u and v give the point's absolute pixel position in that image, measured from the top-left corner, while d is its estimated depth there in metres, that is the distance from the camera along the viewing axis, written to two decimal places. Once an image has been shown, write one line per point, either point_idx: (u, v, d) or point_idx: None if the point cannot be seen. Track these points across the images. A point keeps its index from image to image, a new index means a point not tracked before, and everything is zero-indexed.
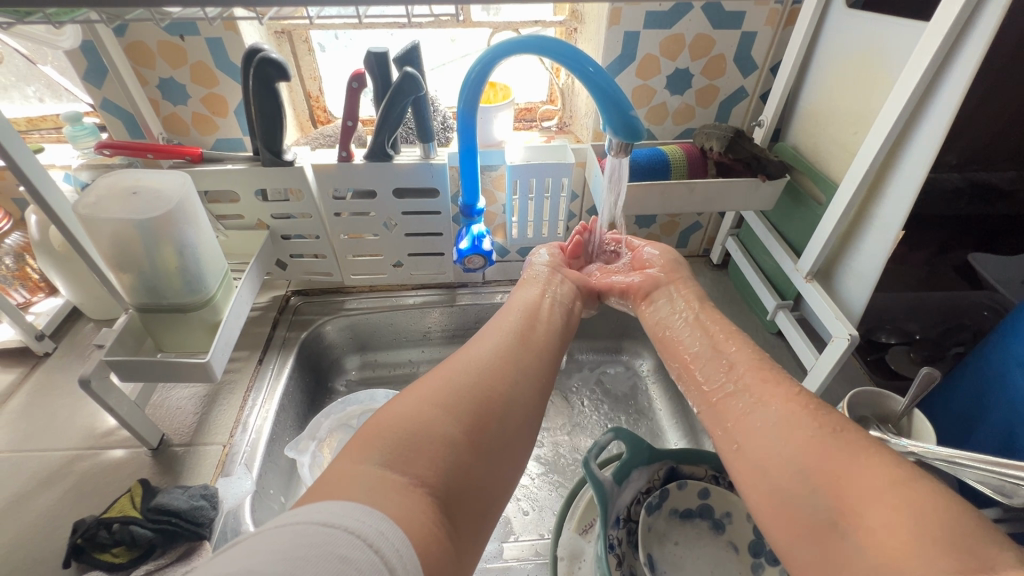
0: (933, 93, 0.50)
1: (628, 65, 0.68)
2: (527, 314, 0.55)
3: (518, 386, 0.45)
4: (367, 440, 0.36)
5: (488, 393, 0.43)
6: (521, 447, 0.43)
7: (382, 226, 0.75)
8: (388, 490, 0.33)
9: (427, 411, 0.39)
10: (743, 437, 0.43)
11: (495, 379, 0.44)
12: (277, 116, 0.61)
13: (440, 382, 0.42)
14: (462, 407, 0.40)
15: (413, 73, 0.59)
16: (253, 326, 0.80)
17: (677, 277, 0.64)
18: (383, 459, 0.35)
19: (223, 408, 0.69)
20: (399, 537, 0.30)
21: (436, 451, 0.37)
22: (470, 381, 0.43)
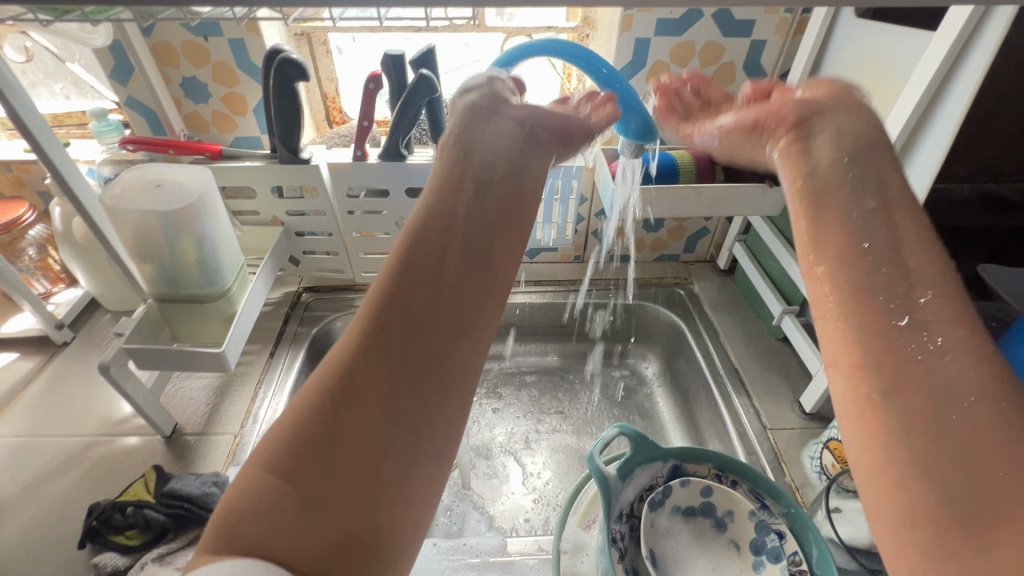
0: (944, 94, 0.51)
1: (639, 70, 0.69)
2: (417, 238, 0.37)
3: (387, 377, 0.32)
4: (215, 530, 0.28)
5: (349, 429, 0.31)
6: (413, 446, 0.32)
7: (394, 224, 0.76)
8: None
9: (273, 476, 0.29)
10: None
11: (359, 390, 0.32)
12: (295, 115, 0.63)
13: (290, 426, 0.31)
14: (316, 464, 0.30)
15: (428, 75, 0.60)
16: (265, 320, 0.81)
17: (850, 99, 0.39)
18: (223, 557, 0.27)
19: (234, 399, 0.70)
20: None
21: (287, 528, 0.28)
22: (327, 417, 0.31)
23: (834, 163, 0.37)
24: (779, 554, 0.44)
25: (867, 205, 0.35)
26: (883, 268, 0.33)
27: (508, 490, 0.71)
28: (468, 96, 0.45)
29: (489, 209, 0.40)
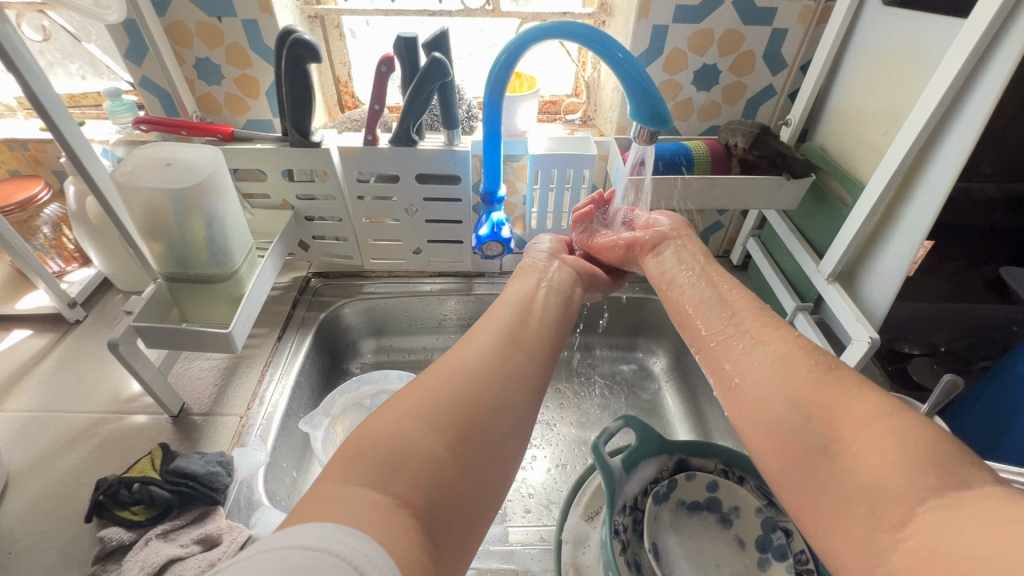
0: (969, 88, 0.48)
1: (655, 58, 0.68)
2: (518, 310, 0.53)
3: (504, 392, 0.43)
4: (351, 459, 0.35)
5: (469, 404, 0.41)
6: (510, 451, 0.41)
7: (403, 211, 0.76)
8: (368, 516, 0.31)
9: (406, 425, 0.37)
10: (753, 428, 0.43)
11: (476, 378, 0.43)
12: (307, 98, 0.63)
13: (420, 392, 0.41)
14: (444, 422, 0.39)
15: (440, 58, 0.59)
16: (274, 304, 0.82)
17: (684, 232, 0.64)
18: (366, 479, 0.34)
19: (241, 381, 0.71)
20: (374, 548, 0.29)
21: (414, 465, 0.35)
22: (454, 390, 0.41)
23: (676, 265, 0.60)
24: (786, 551, 0.43)
25: (693, 279, 0.58)
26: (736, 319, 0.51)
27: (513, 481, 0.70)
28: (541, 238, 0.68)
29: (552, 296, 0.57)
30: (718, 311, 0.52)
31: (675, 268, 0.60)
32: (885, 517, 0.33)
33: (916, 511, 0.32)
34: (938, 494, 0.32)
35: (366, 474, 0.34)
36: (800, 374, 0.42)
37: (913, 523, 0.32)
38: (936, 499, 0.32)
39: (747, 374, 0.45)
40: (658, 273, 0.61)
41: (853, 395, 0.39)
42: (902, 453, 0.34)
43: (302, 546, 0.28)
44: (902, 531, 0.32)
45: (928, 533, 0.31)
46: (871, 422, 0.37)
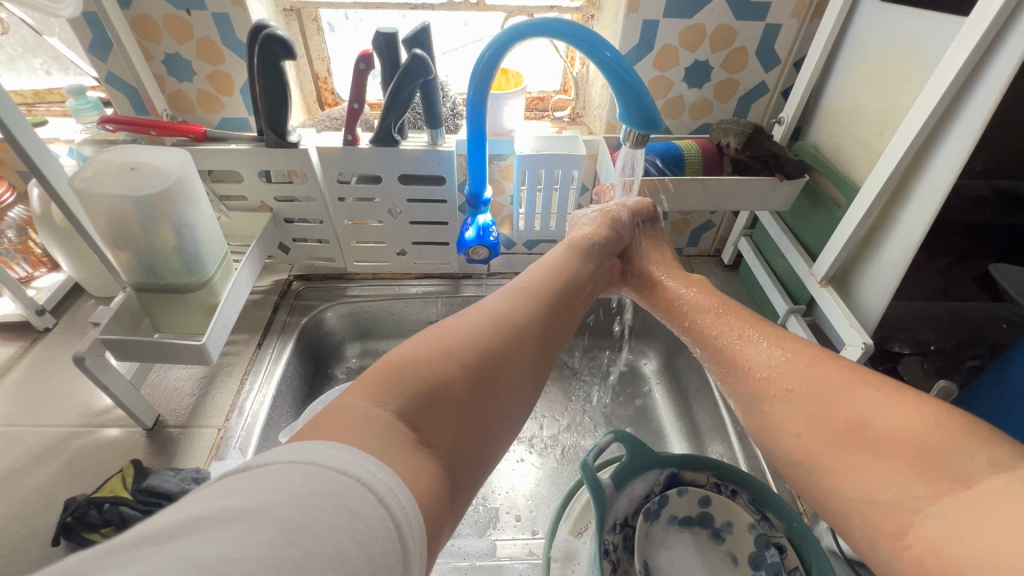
0: (970, 89, 0.47)
1: (645, 54, 0.66)
2: (552, 275, 0.50)
3: (529, 353, 0.41)
4: (385, 382, 0.33)
5: (500, 357, 0.38)
6: (519, 417, 0.39)
7: (386, 212, 0.73)
8: (396, 446, 0.29)
9: (442, 362, 0.35)
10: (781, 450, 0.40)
11: (511, 331, 0.41)
12: (283, 96, 0.60)
13: (456, 332, 0.38)
14: (475, 366, 0.36)
15: (422, 54, 0.56)
16: (254, 309, 0.79)
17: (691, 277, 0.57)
18: (398, 408, 0.31)
19: (220, 391, 0.68)
20: (398, 479, 0.27)
21: (444, 409, 0.33)
22: (491, 337, 0.39)
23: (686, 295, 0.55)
24: (779, 570, 0.42)
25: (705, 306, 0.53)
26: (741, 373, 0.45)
27: (502, 487, 0.69)
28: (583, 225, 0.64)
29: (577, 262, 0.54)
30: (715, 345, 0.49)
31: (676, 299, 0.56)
32: (886, 524, 0.33)
33: (916, 519, 0.32)
34: (934, 501, 0.32)
35: (399, 402, 0.32)
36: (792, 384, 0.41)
37: (912, 531, 0.32)
38: (933, 505, 0.31)
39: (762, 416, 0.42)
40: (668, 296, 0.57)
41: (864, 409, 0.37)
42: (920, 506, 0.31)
43: (328, 465, 0.25)
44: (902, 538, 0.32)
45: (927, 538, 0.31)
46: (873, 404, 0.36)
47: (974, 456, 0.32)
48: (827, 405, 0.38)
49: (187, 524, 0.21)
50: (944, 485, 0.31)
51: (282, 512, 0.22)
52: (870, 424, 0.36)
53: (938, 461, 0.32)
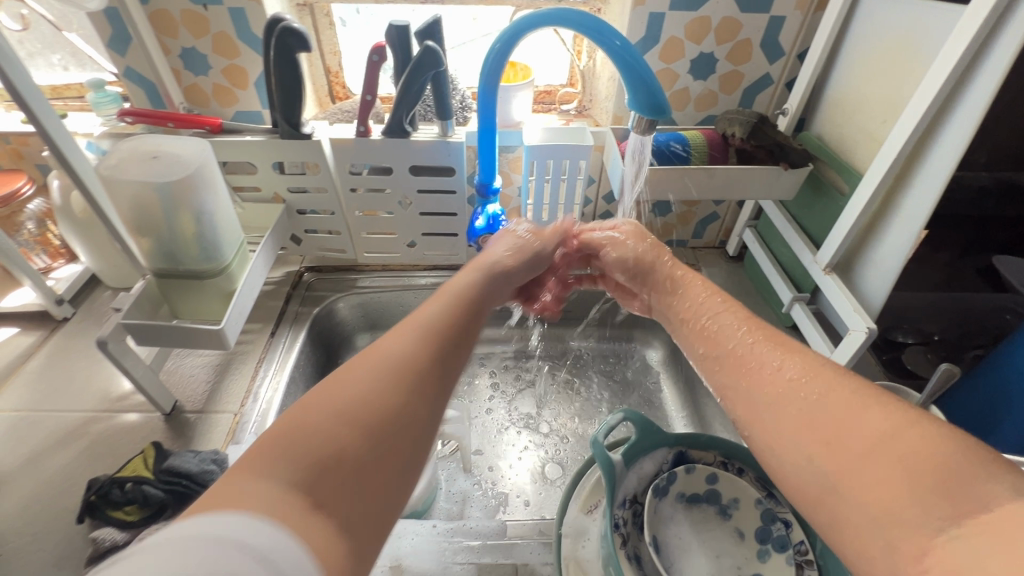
0: (972, 74, 0.48)
1: (651, 47, 0.67)
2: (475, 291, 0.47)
3: (444, 376, 0.38)
4: (277, 451, 0.30)
5: (410, 386, 0.35)
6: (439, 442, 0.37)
7: (397, 203, 0.75)
8: (297, 518, 0.27)
9: (341, 420, 0.32)
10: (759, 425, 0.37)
11: (418, 366, 0.36)
12: (297, 88, 0.61)
13: (356, 380, 0.34)
14: (379, 406, 0.33)
15: (433, 46, 0.58)
16: (267, 299, 0.81)
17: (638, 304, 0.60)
18: (290, 469, 0.29)
19: (235, 377, 0.70)
20: (299, 559, 0.26)
21: (349, 467, 0.31)
22: (397, 379, 0.35)
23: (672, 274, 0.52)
24: (786, 543, 0.43)
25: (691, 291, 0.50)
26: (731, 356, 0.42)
27: (510, 473, 0.71)
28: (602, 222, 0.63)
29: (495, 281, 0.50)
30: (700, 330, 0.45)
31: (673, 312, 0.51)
32: (904, 544, 0.28)
33: (934, 543, 0.27)
34: (958, 522, 0.27)
35: (298, 467, 0.29)
36: None
37: (933, 554, 0.27)
38: (955, 527, 0.27)
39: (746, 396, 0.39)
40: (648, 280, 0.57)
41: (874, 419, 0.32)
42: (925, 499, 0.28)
43: (224, 539, 0.24)
44: (921, 563, 0.27)
45: (950, 563, 0.26)
46: None
47: (987, 450, 0.29)
48: (849, 424, 0.33)
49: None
50: (966, 502, 0.27)
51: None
52: (896, 439, 0.31)
53: (956, 471, 0.28)
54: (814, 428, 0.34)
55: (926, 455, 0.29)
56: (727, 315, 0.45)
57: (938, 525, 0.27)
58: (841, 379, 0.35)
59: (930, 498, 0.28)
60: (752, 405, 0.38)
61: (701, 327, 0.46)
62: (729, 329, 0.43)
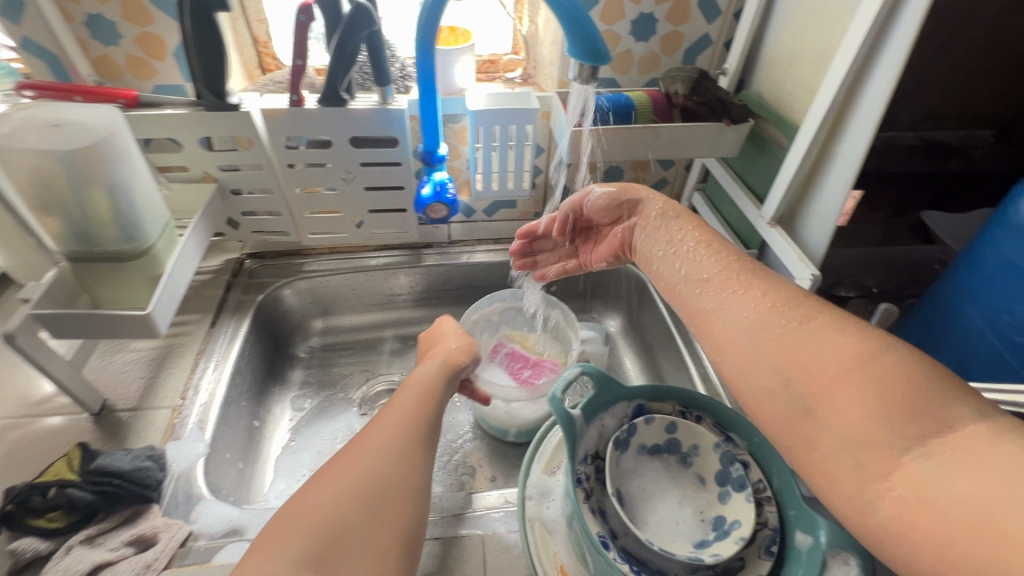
0: (895, 16, 0.49)
1: (592, 7, 0.66)
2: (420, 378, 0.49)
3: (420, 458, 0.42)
4: (281, 535, 0.34)
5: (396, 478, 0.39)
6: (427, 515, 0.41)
7: (339, 179, 0.71)
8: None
9: (330, 508, 0.36)
10: (729, 347, 0.38)
11: (396, 460, 0.40)
12: (219, 54, 0.57)
13: (339, 475, 0.38)
14: (370, 497, 0.37)
15: (366, 4, 0.55)
16: (205, 289, 0.76)
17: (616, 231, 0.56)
18: (300, 556, 0.33)
19: (172, 372, 0.65)
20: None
21: (338, 547, 0.34)
22: (381, 467, 0.39)
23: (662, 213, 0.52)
24: (743, 482, 0.43)
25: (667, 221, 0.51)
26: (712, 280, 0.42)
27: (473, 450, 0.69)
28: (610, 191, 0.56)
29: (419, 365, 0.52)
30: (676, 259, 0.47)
31: (651, 245, 0.51)
32: (873, 463, 0.30)
33: (901, 462, 0.29)
34: (923, 443, 0.29)
35: (297, 549, 0.34)
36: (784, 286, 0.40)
37: (899, 474, 0.29)
38: (921, 447, 0.28)
39: (722, 304, 0.40)
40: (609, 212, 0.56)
41: (842, 344, 0.33)
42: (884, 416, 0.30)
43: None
44: (888, 480, 0.29)
45: (915, 481, 0.28)
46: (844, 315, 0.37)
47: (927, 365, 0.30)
48: (821, 346, 0.34)
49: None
50: (931, 425, 0.29)
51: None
52: (871, 366, 0.31)
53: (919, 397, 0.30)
54: (790, 350, 0.35)
55: (898, 391, 0.30)
56: (711, 248, 0.45)
57: (902, 446, 0.29)
58: (820, 308, 0.37)
59: (898, 422, 0.29)
60: (731, 327, 0.39)
61: (683, 257, 0.46)
62: (711, 259, 0.44)
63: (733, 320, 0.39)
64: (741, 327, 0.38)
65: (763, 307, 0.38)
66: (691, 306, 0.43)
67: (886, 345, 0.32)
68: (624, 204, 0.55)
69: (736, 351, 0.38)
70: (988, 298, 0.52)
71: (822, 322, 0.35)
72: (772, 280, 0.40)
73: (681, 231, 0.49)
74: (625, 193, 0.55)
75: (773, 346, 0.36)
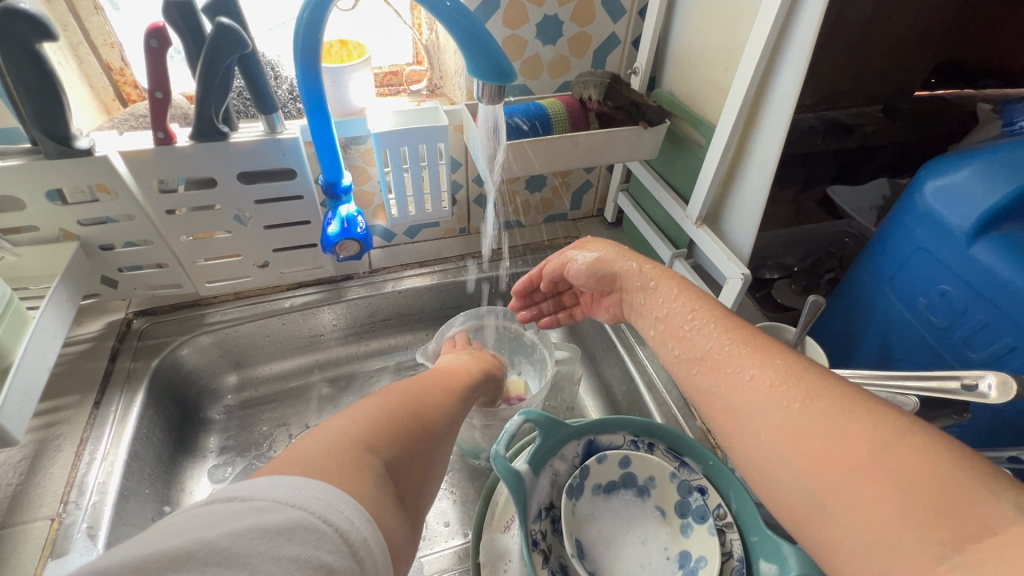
0: (796, 11, 0.48)
1: (493, 12, 0.62)
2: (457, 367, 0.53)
3: (459, 416, 0.44)
4: (376, 429, 0.34)
5: (444, 423, 0.41)
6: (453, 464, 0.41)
7: (233, 219, 0.63)
8: (385, 499, 0.30)
9: (415, 427, 0.37)
10: (732, 432, 0.35)
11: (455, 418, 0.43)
12: (53, 93, 0.47)
13: (422, 406, 0.40)
14: (427, 426, 0.38)
15: (230, 23, 0.47)
16: (83, 362, 0.65)
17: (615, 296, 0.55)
18: (374, 447, 0.33)
19: (48, 472, 0.55)
20: (376, 532, 0.28)
21: (413, 465, 0.35)
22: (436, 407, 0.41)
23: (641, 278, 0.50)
24: (705, 513, 0.41)
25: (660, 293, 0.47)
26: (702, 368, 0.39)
27: None
28: (591, 262, 0.54)
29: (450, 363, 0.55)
30: (671, 340, 0.43)
31: (653, 320, 0.47)
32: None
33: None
34: (958, 550, 0.25)
35: (387, 451, 0.34)
36: (776, 357, 0.36)
37: None
38: (957, 556, 0.24)
39: (724, 386, 0.37)
40: (597, 282, 0.55)
41: (852, 430, 0.29)
42: (915, 525, 0.26)
43: (306, 510, 0.27)
44: None
45: None
46: (840, 389, 0.32)
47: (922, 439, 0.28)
48: (828, 431, 0.30)
49: (176, 559, 0.23)
50: (964, 528, 0.25)
51: (261, 564, 0.24)
52: (889, 456, 0.28)
53: (953, 493, 0.26)
54: (797, 436, 0.31)
55: (924, 485, 0.26)
56: (701, 318, 0.42)
57: (937, 552, 0.25)
58: (824, 381, 0.33)
59: (926, 524, 0.26)
60: (733, 410, 0.36)
61: (676, 333, 0.43)
62: (702, 332, 0.41)
63: (733, 400, 0.36)
64: (745, 412, 0.34)
65: (764, 385, 0.34)
66: (694, 392, 0.40)
67: (903, 428, 0.28)
68: (604, 275, 0.54)
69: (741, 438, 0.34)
70: (903, 282, 0.53)
71: (828, 402, 0.32)
72: (770, 350, 0.36)
73: (670, 299, 0.46)
74: (604, 265, 0.53)
75: (778, 430, 0.32)
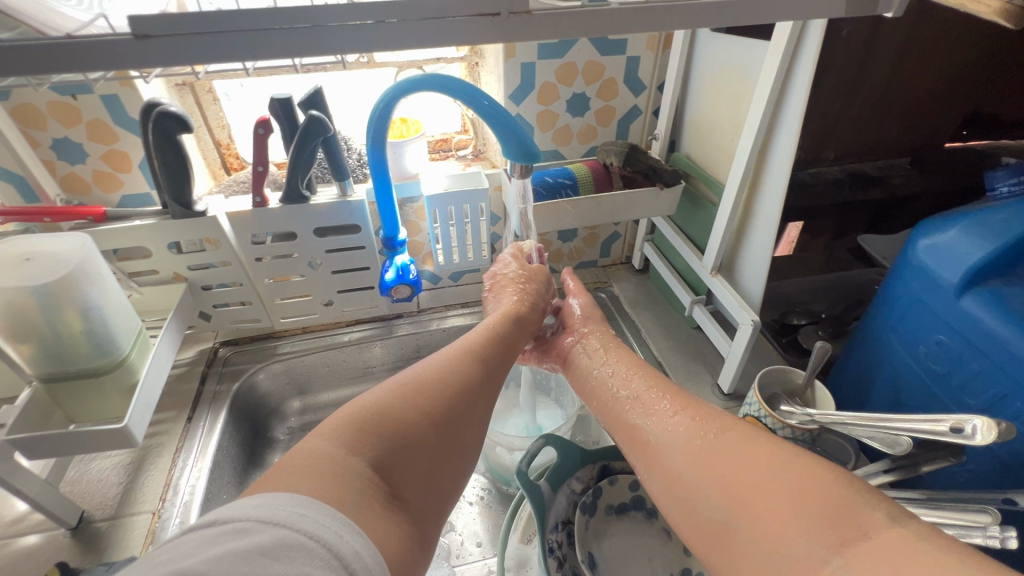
0: (786, 94, 0.56)
1: (529, 92, 0.73)
2: (492, 334, 0.54)
3: (476, 397, 0.46)
4: (359, 433, 0.37)
5: (453, 405, 0.43)
6: (468, 450, 0.43)
7: (307, 266, 0.75)
8: (369, 507, 0.32)
9: (406, 425, 0.39)
10: (657, 458, 0.41)
11: (460, 400, 0.44)
12: (183, 171, 0.61)
13: (417, 396, 0.41)
14: (433, 412, 0.41)
15: (319, 116, 0.59)
16: (179, 383, 0.77)
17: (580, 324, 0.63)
18: (373, 457, 0.36)
19: (151, 473, 0.65)
20: (367, 545, 0.30)
21: (410, 469, 0.37)
22: (446, 390, 0.43)
23: (607, 335, 0.59)
24: None
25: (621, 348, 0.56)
26: (633, 406, 0.46)
27: (458, 518, 0.71)
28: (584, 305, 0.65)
29: (494, 324, 0.56)
30: (610, 386, 0.51)
31: (593, 364, 0.55)
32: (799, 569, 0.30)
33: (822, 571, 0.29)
34: (840, 551, 0.29)
35: (374, 456, 0.36)
36: (694, 399, 0.44)
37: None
38: (838, 556, 0.29)
39: (651, 421, 0.44)
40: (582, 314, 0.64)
41: (754, 453, 0.35)
42: (805, 524, 0.31)
43: (297, 530, 0.28)
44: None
45: None
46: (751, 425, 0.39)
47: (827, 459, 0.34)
48: (739, 452, 0.36)
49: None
50: (847, 530, 0.29)
51: None
52: (784, 470, 0.33)
53: (837, 499, 0.31)
54: (713, 460, 0.37)
55: (814, 491, 0.31)
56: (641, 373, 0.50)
57: (824, 554, 0.29)
58: (732, 418, 0.40)
59: (816, 526, 0.30)
60: (657, 440, 0.42)
61: (620, 378, 0.51)
62: (638, 379, 0.49)
63: (658, 434, 0.42)
64: (667, 439, 0.41)
65: (687, 421, 0.41)
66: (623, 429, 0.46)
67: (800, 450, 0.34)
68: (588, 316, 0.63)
69: (661, 462, 0.40)
70: (901, 328, 0.58)
71: (738, 432, 0.38)
72: (682, 397, 0.44)
73: (612, 361, 0.54)
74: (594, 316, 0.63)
75: (695, 454, 0.38)
